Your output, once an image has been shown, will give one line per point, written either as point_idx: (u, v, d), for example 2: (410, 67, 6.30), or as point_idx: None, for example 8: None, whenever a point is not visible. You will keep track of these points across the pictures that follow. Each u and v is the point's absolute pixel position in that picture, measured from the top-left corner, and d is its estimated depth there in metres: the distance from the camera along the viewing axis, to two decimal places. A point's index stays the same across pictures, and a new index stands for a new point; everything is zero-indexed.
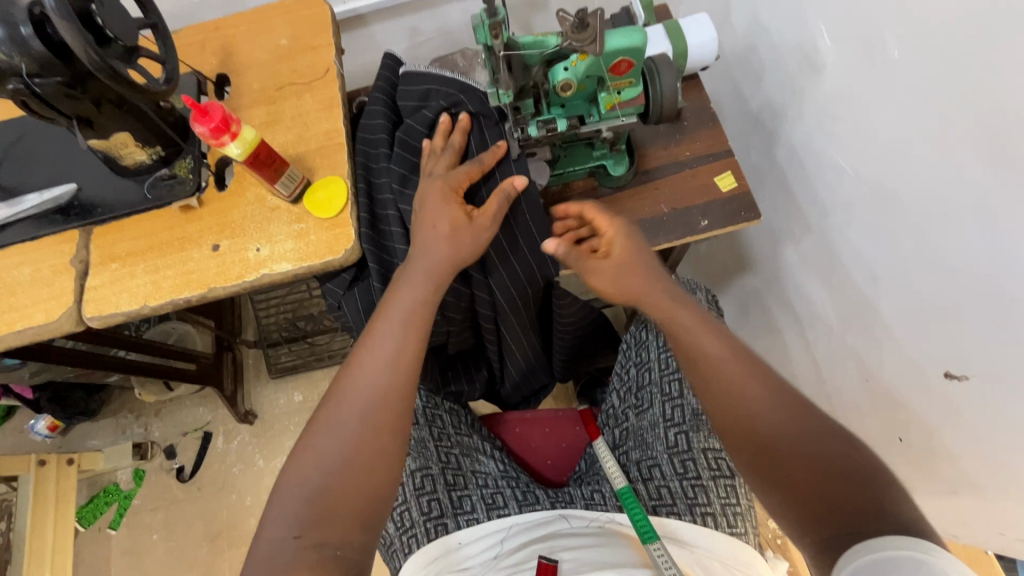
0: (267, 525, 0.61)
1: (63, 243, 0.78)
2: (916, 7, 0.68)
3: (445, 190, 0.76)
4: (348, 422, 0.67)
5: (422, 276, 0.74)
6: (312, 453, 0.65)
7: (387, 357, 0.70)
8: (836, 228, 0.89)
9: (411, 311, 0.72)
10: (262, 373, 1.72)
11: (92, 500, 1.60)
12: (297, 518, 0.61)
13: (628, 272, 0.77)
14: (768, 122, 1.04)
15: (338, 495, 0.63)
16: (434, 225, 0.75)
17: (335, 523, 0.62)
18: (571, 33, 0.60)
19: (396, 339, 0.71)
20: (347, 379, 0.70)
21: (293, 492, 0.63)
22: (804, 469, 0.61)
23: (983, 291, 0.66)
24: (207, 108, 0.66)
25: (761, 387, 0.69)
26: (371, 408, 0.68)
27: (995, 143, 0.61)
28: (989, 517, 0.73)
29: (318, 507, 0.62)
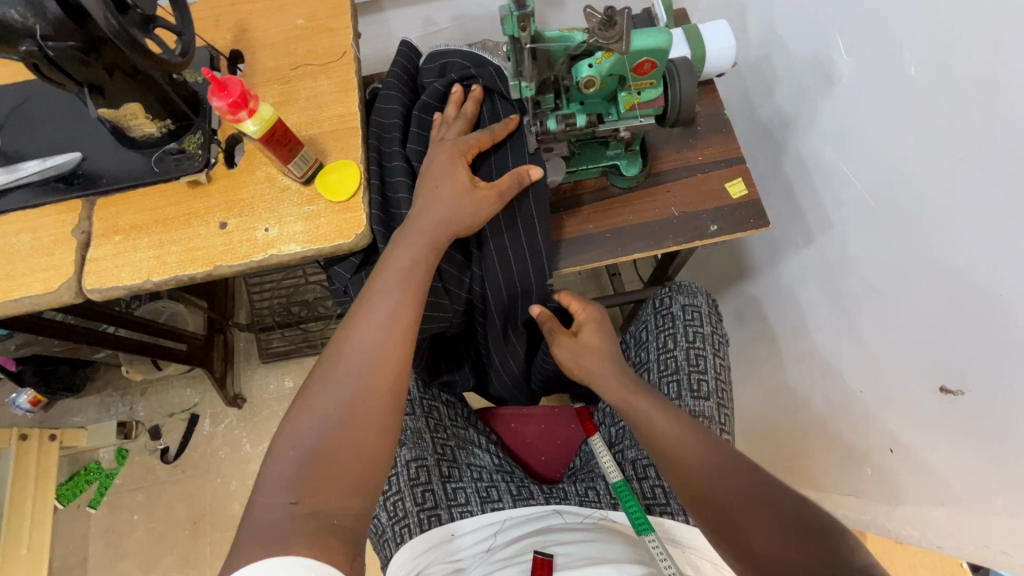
0: (263, 490, 0.56)
1: (64, 213, 0.77)
2: (935, 24, 0.69)
3: (453, 153, 0.78)
4: (345, 379, 0.64)
5: (427, 261, 0.73)
6: (307, 413, 0.61)
7: (383, 319, 0.68)
8: (840, 240, 0.90)
9: (410, 275, 0.71)
10: (253, 357, 1.70)
11: (73, 478, 1.58)
12: (292, 480, 0.57)
13: (589, 352, 0.83)
14: (777, 132, 1.05)
15: (337, 457, 0.59)
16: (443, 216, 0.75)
17: (333, 487, 0.58)
18: (598, 30, 0.60)
19: (394, 300, 0.69)
20: (344, 342, 0.66)
21: (286, 455, 0.59)
22: (760, 533, 0.60)
23: (989, 307, 0.66)
24: (225, 83, 0.64)
25: (708, 452, 0.68)
26: (367, 366, 0.64)
27: (1002, 168, 0.63)
28: (971, 530, 0.73)
29: (313, 470, 0.58)
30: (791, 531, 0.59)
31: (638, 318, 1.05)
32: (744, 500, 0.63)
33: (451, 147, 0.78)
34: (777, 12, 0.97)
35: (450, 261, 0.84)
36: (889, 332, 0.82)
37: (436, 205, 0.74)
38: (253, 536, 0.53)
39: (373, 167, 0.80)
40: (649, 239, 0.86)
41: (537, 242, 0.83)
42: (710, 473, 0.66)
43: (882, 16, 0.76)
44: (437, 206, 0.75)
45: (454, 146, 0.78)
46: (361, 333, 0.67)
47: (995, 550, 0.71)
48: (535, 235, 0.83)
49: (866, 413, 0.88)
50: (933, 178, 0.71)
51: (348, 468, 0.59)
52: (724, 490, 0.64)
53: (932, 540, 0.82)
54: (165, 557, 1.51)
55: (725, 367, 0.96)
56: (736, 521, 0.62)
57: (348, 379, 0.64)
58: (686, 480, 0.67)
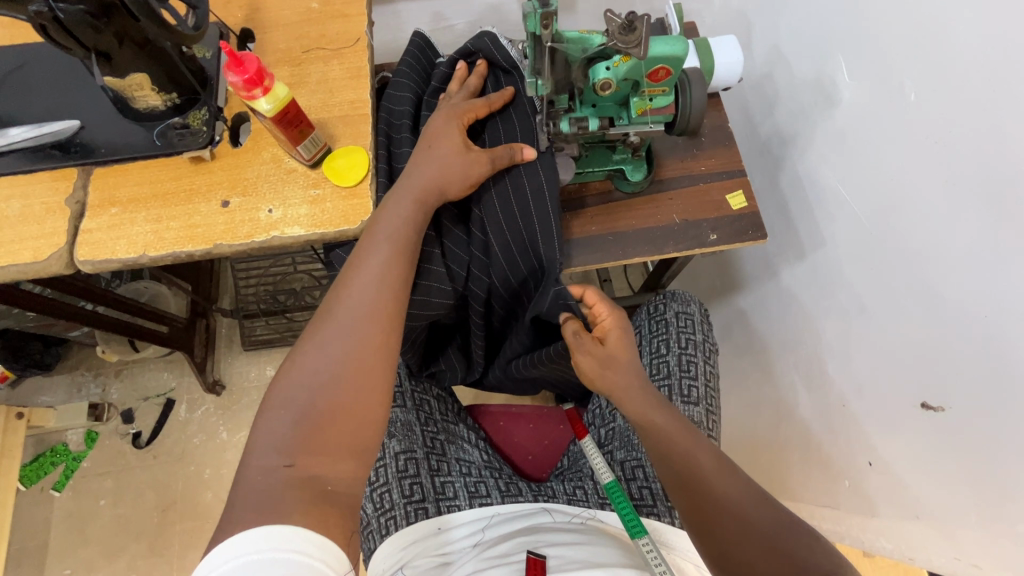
0: (255, 453, 0.55)
1: (59, 181, 0.74)
2: (938, 52, 0.71)
3: (450, 117, 0.79)
4: (336, 337, 0.63)
5: (413, 214, 0.73)
6: (299, 373, 0.61)
7: (375, 279, 0.68)
8: (831, 257, 0.93)
9: (400, 231, 0.71)
10: (235, 344, 1.67)
11: (37, 459, 1.52)
12: (284, 441, 0.56)
13: (615, 366, 0.76)
14: (774, 149, 1.08)
15: (330, 418, 0.58)
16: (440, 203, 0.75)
17: (327, 446, 0.57)
18: (618, 34, 0.62)
19: (383, 260, 0.69)
20: (334, 300, 0.66)
21: (280, 413, 0.58)
22: (767, 562, 0.62)
23: (977, 330, 0.68)
24: (242, 58, 0.63)
25: (723, 475, 0.69)
26: (359, 321, 0.65)
27: (995, 190, 0.65)
28: (944, 543, 0.75)
29: (307, 427, 0.57)
30: (802, 563, 0.62)
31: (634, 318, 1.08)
32: (754, 527, 0.65)
33: (449, 111, 0.80)
34: (782, 32, 1.00)
35: (452, 238, 0.85)
36: (874, 346, 0.84)
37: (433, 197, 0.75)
38: (247, 505, 0.51)
39: (381, 151, 0.81)
40: (650, 245, 0.87)
41: (543, 203, 0.81)
42: (724, 495, 0.67)
43: (885, 42, 0.79)
44: (431, 168, 0.75)
45: (452, 110, 0.80)
46: (351, 290, 0.67)
47: (967, 562, 0.73)
48: (543, 194, 0.81)
49: (848, 424, 0.91)
50: (928, 197, 0.74)
51: (342, 428, 0.59)
52: (727, 508, 0.66)
53: (904, 551, 0.84)
54: (131, 545, 1.46)
55: (715, 374, 0.97)
56: (743, 546, 0.64)
57: (339, 339, 0.63)
58: (699, 500, 0.67)
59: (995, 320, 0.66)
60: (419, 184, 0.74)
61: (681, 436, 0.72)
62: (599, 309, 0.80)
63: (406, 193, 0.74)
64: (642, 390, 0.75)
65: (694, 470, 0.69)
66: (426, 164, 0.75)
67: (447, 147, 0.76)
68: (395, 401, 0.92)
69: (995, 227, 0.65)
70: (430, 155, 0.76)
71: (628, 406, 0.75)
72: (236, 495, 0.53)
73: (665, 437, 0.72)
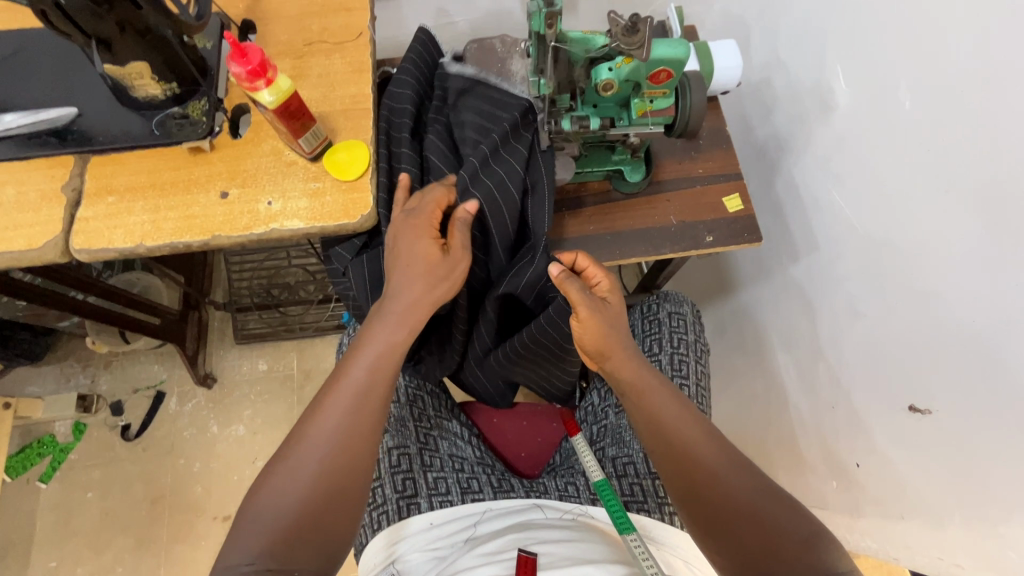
0: (224, 556, 0.59)
1: (55, 168, 0.74)
2: (934, 61, 0.73)
3: (415, 225, 0.73)
4: (307, 459, 0.64)
5: (404, 338, 0.71)
6: (272, 488, 0.63)
7: (350, 400, 0.67)
8: (824, 261, 0.94)
9: (383, 353, 0.70)
10: (227, 337, 1.65)
11: (24, 450, 1.51)
12: (255, 545, 0.59)
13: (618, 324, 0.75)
14: (771, 153, 1.09)
15: (295, 536, 0.61)
16: (410, 267, 0.72)
17: (290, 558, 0.59)
18: (622, 36, 0.62)
19: (364, 375, 0.68)
20: (308, 421, 0.66)
21: (244, 535, 0.60)
22: (751, 531, 0.63)
23: (969, 335, 0.69)
24: (246, 49, 0.63)
25: (710, 443, 0.70)
26: (331, 446, 0.64)
27: (991, 202, 0.66)
28: (929, 542, 0.77)
29: (273, 542, 0.59)
30: (781, 523, 0.64)
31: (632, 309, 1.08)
32: (740, 496, 0.66)
33: (411, 224, 0.73)
34: (781, 37, 1.01)
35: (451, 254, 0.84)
36: (864, 348, 0.86)
37: (399, 251, 0.72)
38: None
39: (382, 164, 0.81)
40: (646, 245, 0.88)
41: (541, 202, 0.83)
42: (711, 463, 0.68)
43: (881, 52, 0.81)
44: (408, 287, 0.71)
45: (410, 220, 0.73)
46: (325, 411, 0.66)
47: (950, 562, 0.75)
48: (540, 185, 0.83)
49: (837, 425, 0.92)
50: (922, 203, 0.75)
51: (309, 536, 0.61)
52: (715, 477, 0.67)
53: (888, 551, 0.86)
54: (118, 537, 1.45)
55: (706, 374, 0.98)
56: (728, 515, 0.65)
57: (311, 463, 0.64)
58: (687, 467, 0.68)
59: (983, 327, 0.67)
60: (403, 311, 0.71)
61: (671, 407, 0.72)
62: (591, 272, 0.77)
63: (387, 324, 0.71)
64: (635, 355, 0.75)
65: (682, 443, 0.70)
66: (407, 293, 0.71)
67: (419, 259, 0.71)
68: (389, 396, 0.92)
69: (989, 235, 0.67)
70: (400, 284, 0.72)
71: (620, 369, 0.74)
72: None
73: (656, 402, 0.72)
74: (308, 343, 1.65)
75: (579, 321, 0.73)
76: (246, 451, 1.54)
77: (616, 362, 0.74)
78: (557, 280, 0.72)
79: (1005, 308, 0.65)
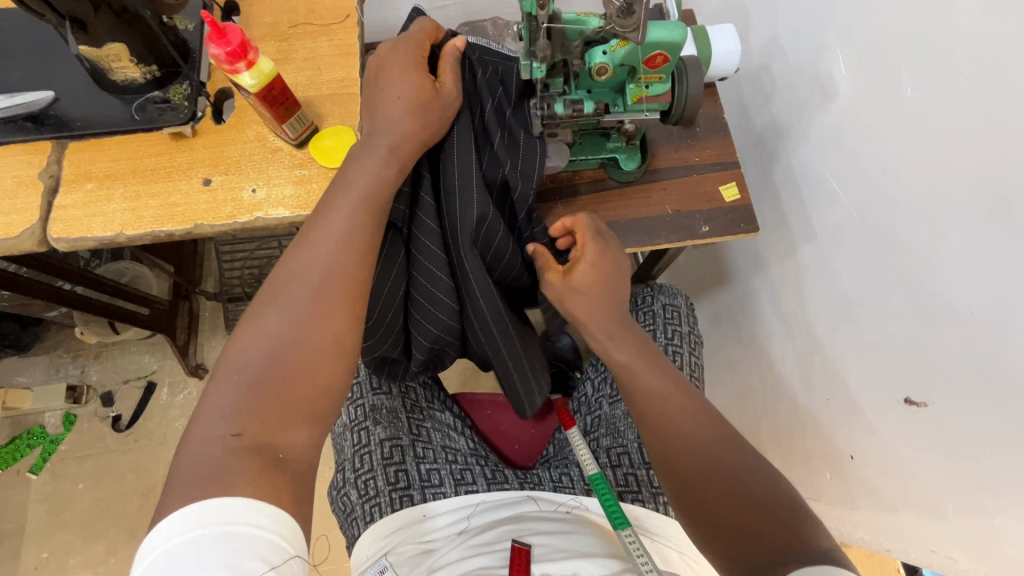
0: (201, 422, 0.52)
1: (32, 154, 0.71)
2: (938, 44, 0.71)
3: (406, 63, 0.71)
4: (294, 301, 0.59)
5: (393, 173, 0.68)
6: (255, 338, 0.57)
7: (337, 243, 0.63)
8: (821, 251, 0.93)
9: (371, 188, 0.66)
10: (219, 328, 1.63)
11: (14, 441, 1.50)
12: (236, 410, 0.53)
13: (573, 296, 0.77)
14: (769, 142, 1.07)
15: (285, 386, 0.55)
16: (400, 96, 0.69)
17: (278, 417, 0.54)
18: (616, 17, 0.60)
19: (349, 217, 0.65)
20: (292, 260, 0.62)
21: (226, 391, 0.54)
22: (741, 497, 0.62)
23: (965, 328, 0.68)
24: (225, 29, 0.61)
25: (694, 417, 0.70)
26: (322, 280, 0.61)
27: (997, 197, 0.64)
28: (923, 534, 0.77)
29: (262, 394, 0.54)
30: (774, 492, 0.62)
31: (646, 286, 1.06)
32: (729, 465, 0.65)
33: (402, 56, 0.72)
34: (781, 22, 0.99)
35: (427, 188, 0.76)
36: (862, 340, 0.85)
37: (387, 86, 0.70)
38: (186, 482, 0.48)
39: None
40: (641, 235, 0.87)
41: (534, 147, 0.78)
42: (698, 436, 0.68)
43: (883, 36, 0.78)
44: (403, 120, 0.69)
45: (399, 46, 0.72)
46: (311, 250, 0.63)
47: (942, 554, 0.75)
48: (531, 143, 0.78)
49: (832, 416, 0.92)
50: (925, 195, 0.73)
51: (303, 388, 0.56)
52: (698, 450, 0.67)
53: (882, 543, 0.86)
54: (111, 528, 1.44)
55: (700, 365, 0.98)
56: (705, 491, 0.64)
57: (294, 308, 0.59)
58: (673, 440, 0.68)
59: (982, 321, 0.66)
60: (397, 139, 0.69)
61: (652, 379, 0.73)
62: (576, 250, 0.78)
63: (376, 158, 0.68)
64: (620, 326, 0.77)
65: (661, 417, 0.70)
66: (397, 120, 0.69)
67: (409, 86, 0.70)
68: (382, 388, 0.91)
69: (987, 226, 0.65)
70: (387, 118, 0.70)
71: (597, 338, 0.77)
72: (177, 467, 0.50)
73: (643, 375, 0.73)
74: None
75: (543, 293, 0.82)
76: None
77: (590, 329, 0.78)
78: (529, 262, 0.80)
79: (1003, 302, 0.64)
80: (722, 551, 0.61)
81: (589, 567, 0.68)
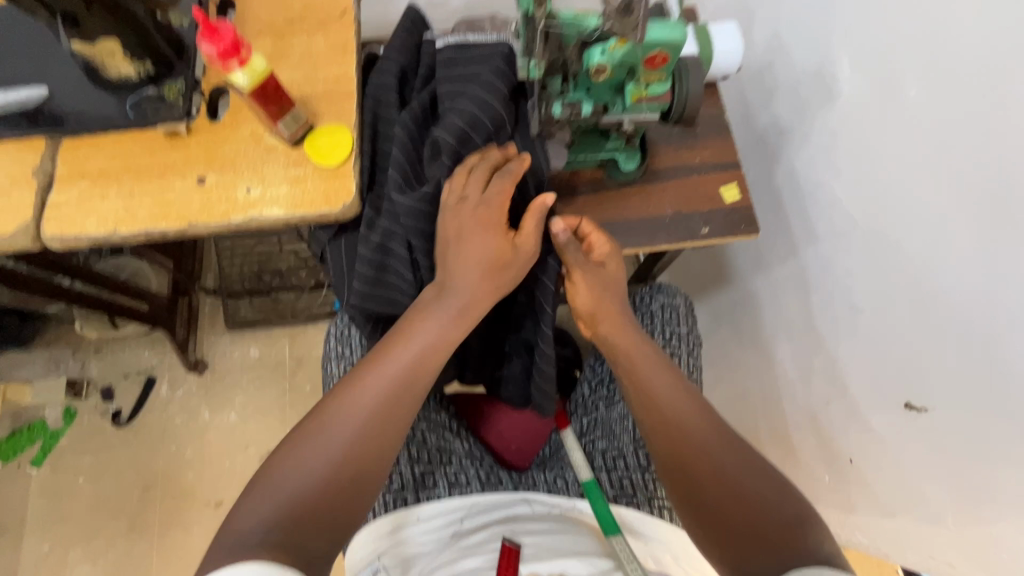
0: (239, 516, 0.58)
1: (26, 151, 0.71)
2: (943, 48, 0.70)
3: (480, 219, 0.72)
4: (341, 433, 0.64)
5: (453, 330, 0.71)
6: (300, 458, 0.63)
7: (387, 387, 0.67)
8: (822, 253, 0.92)
9: (433, 344, 0.71)
10: (218, 323, 1.63)
11: (14, 435, 1.50)
12: (269, 519, 0.58)
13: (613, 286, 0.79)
14: (771, 141, 1.06)
15: (313, 509, 0.60)
16: (472, 263, 0.71)
17: (303, 529, 0.58)
18: (615, 16, 0.61)
19: (405, 364, 0.69)
20: (347, 390, 0.67)
21: (264, 503, 0.59)
22: (732, 503, 0.64)
23: (966, 333, 0.68)
24: (217, 26, 0.60)
25: (700, 418, 0.71)
26: (367, 421, 0.66)
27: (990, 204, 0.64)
28: (921, 540, 0.76)
29: (292, 512, 0.59)
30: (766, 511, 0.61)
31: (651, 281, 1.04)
32: (727, 471, 0.66)
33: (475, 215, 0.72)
34: (784, 20, 0.98)
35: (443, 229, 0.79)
36: (863, 344, 0.84)
37: (463, 254, 0.71)
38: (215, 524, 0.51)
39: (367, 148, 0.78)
40: (640, 236, 0.86)
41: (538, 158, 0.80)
42: (700, 437, 0.69)
43: (889, 35, 0.77)
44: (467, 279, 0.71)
45: (479, 210, 0.72)
46: (365, 387, 0.67)
47: (942, 560, 0.75)
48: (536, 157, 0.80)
49: (831, 420, 0.91)
50: (922, 201, 0.73)
51: (332, 507, 0.61)
52: (706, 455, 0.68)
53: (880, 547, 0.85)
54: (111, 522, 1.45)
55: (698, 367, 0.97)
56: (719, 499, 0.65)
57: (343, 438, 0.64)
58: (674, 439, 0.70)
59: (984, 328, 0.65)
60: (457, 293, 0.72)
61: (662, 381, 0.73)
62: (594, 238, 0.79)
63: (443, 317, 0.71)
64: (628, 323, 0.77)
65: (671, 423, 0.71)
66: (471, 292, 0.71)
67: (485, 256, 0.71)
68: None
69: (989, 232, 0.65)
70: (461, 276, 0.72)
71: (616, 334, 0.77)
72: (219, 541, 0.57)
73: (648, 367, 0.74)
74: (300, 330, 1.63)
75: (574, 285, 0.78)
76: (238, 437, 1.53)
77: (610, 328, 0.77)
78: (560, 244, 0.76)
79: (1004, 312, 0.63)
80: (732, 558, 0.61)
81: (578, 567, 0.70)
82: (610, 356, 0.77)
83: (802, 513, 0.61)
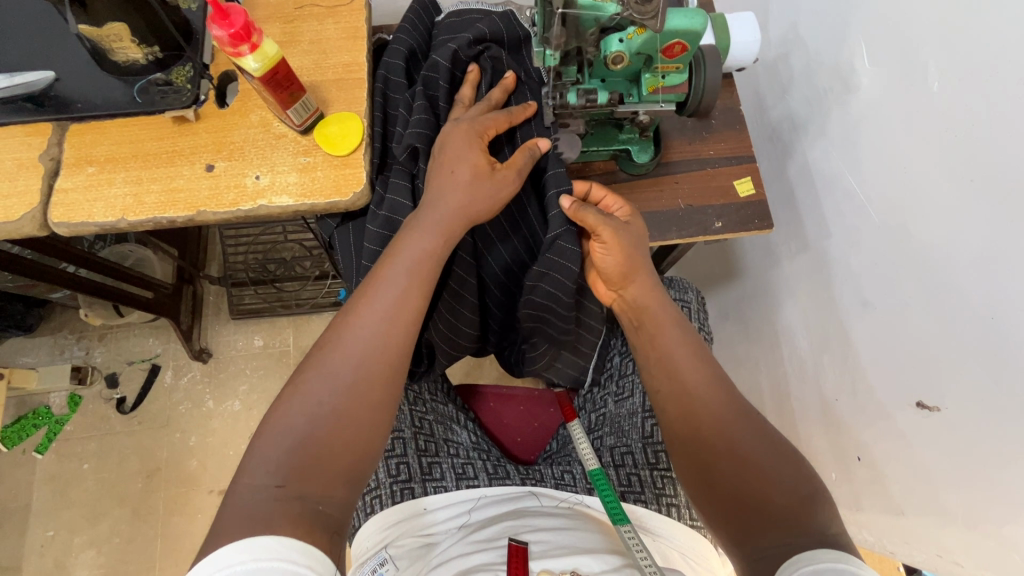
0: (248, 470, 0.57)
1: (32, 136, 0.70)
2: (966, 39, 0.68)
3: (470, 134, 0.72)
4: (340, 372, 0.64)
5: (437, 245, 0.70)
6: (301, 404, 0.62)
7: (381, 319, 0.67)
8: (837, 249, 0.91)
9: (418, 260, 0.70)
10: (222, 312, 1.62)
11: (20, 421, 1.51)
12: (281, 465, 0.57)
13: (640, 244, 0.78)
14: (784, 135, 1.05)
15: (322, 450, 0.60)
16: (455, 174, 0.71)
17: (317, 473, 0.58)
18: (633, 3, 0.59)
19: (397, 296, 0.68)
20: (343, 335, 0.67)
21: (271, 454, 0.58)
22: (747, 477, 0.63)
23: (984, 314, 0.66)
24: (229, 10, 0.58)
25: (710, 386, 0.71)
26: (365, 359, 0.65)
27: (997, 178, 0.64)
28: (929, 538, 0.76)
29: (301, 456, 0.58)
30: (780, 482, 0.62)
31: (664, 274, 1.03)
32: (734, 435, 0.67)
33: (465, 132, 0.72)
34: (800, 13, 0.96)
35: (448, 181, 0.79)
36: (879, 341, 0.82)
37: (445, 160, 0.71)
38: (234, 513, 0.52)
39: (378, 111, 0.78)
40: (652, 230, 0.85)
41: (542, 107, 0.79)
42: (713, 411, 0.69)
43: (908, 24, 0.75)
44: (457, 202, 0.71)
45: (467, 128, 0.72)
46: (360, 322, 0.67)
47: (947, 559, 0.74)
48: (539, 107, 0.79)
49: (841, 416, 0.91)
50: (928, 182, 0.73)
51: (341, 456, 0.61)
52: (715, 424, 0.68)
53: (885, 545, 0.85)
54: (115, 510, 1.45)
55: None
56: (726, 467, 0.65)
57: (343, 376, 0.64)
58: (684, 408, 0.71)
59: (994, 312, 0.65)
60: (444, 219, 0.70)
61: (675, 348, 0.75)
62: (607, 201, 0.79)
63: (426, 231, 0.70)
64: (653, 281, 0.78)
65: (683, 393, 0.72)
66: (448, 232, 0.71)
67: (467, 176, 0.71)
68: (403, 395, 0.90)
69: (1000, 212, 0.64)
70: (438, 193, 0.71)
71: (642, 295, 0.78)
72: (225, 509, 0.55)
73: (664, 337, 0.76)
74: (304, 319, 1.62)
75: (605, 245, 0.75)
76: (242, 426, 1.53)
77: (636, 287, 0.78)
78: (574, 211, 0.74)
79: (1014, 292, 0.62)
80: (739, 529, 0.61)
81: (591, 564, 0.68)
82: (635, 315, 0.79)
83: (809, 488, 0.61)
